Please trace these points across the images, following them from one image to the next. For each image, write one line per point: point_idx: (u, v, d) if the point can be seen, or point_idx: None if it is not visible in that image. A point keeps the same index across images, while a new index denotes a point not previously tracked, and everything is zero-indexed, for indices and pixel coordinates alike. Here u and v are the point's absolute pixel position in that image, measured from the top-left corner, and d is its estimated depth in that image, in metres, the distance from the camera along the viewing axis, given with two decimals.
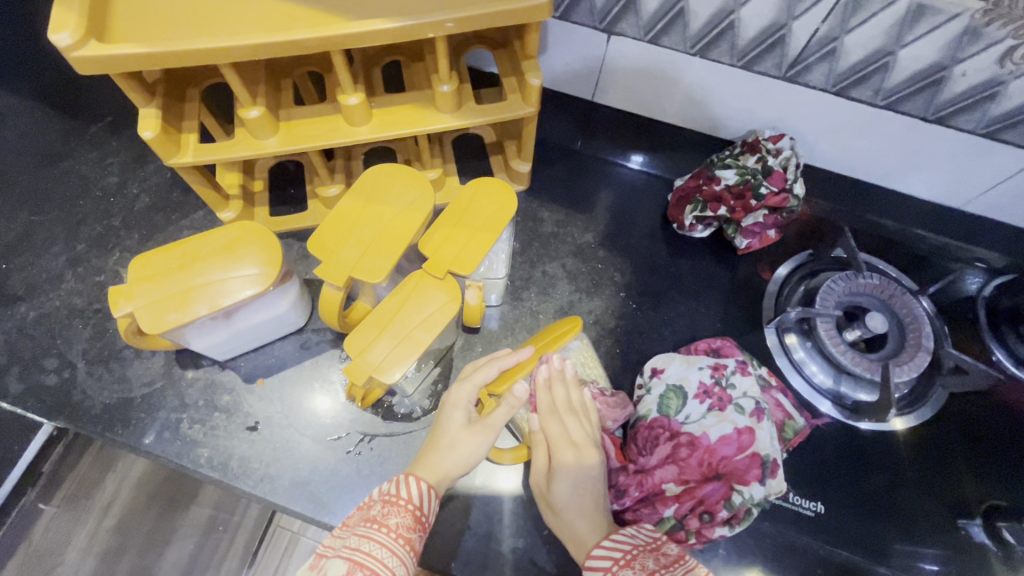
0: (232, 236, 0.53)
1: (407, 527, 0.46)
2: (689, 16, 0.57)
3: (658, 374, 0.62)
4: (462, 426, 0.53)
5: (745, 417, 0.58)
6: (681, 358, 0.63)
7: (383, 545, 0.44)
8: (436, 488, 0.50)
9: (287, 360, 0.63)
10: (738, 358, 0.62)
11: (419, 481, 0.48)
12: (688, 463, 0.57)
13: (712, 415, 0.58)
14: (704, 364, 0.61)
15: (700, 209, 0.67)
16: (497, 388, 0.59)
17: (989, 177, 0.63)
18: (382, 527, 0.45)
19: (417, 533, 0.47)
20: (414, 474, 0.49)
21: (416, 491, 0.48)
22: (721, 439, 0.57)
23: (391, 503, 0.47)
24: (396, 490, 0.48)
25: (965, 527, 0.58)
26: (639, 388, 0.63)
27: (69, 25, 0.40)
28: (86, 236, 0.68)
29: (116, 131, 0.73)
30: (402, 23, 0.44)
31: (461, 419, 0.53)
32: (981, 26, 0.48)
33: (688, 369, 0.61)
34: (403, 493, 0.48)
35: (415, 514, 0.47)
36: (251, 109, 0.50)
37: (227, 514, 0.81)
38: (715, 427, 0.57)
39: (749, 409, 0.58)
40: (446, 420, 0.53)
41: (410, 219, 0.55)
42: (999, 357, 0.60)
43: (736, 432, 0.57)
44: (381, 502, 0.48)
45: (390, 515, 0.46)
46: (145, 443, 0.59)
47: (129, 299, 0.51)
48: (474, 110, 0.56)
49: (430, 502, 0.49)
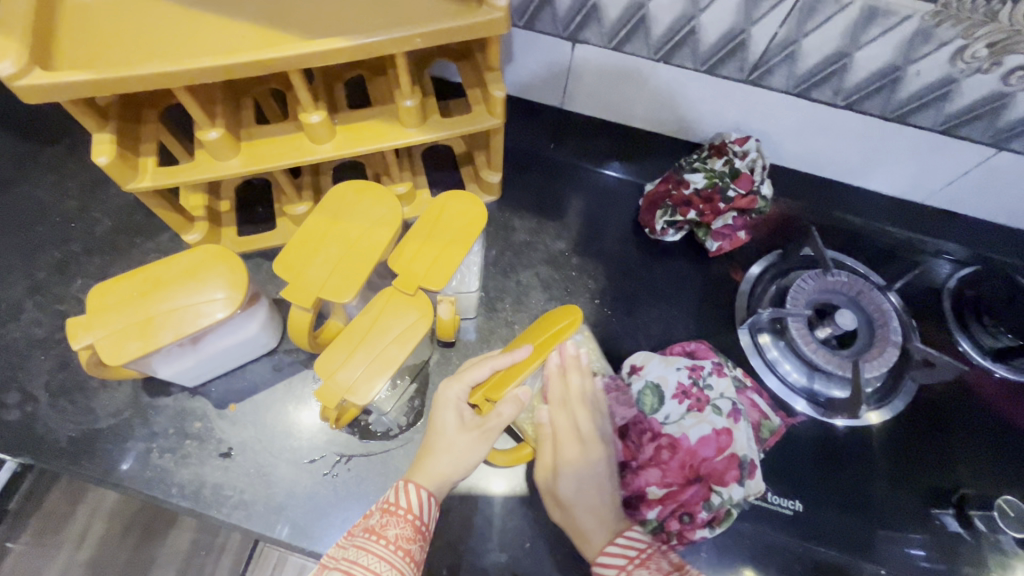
0: (194, 261, 0.52)
1: (406, 537, 0.47)
2: (651, 23, 0.57)
3: (637, 371, 0.62)
4: (456, 429, 0.52)
5: (722, 418, 0.58)
6: (660, 357, 0.62)
7: (383, 558, 0.45)
8: (435, 493, 0.49)
9: (259, 383, 0.62)
10: (715, 360, 0.62)
11: (418, 488, 0.48)
12: (670, 465, 0.57)
13: (690, 416, 0.58)
14: (681, 365, 0.61)
15: (670, 213, 0.67)
16: (494, 394, 0.54)
17: (948, 172, 0.64)
18: (382, 539, 0.46)
19: (417, 544, 0.47)
20: (414, 482, 0.49)
21: (416, 500, 0.48)
22: (701, 441, 0.57)
23: (389, 513, 0.47)
24: (395, 499, 0.48)
25: (938, 517, 0.59)
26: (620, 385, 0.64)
27: (11, 52, 0.39)
28: (46, 263, 0.66)
29: (75, 153, 0.72)
30: (360, 41, 0.43)
31: (454, 420, 0.52)
32: (932, 28, 0.49)
33: (667, 369, 0.61)
34: (402, 502, 0.48)
35: (413, 524, 0.47)
36: (210, 130, 0.49)
37: (209, 537, 0.77)
38: (694, 428, 0.58)
39: (726, 410, 0.59)
40: (439, 422, 0.52)
41: (377, 235, 0.55)
42: (965, 348, 0.63)
43: (714, 433, 0.57)
44: (380, 511, 0.48)
45: (388, 526, 0.46)
46: (114, 474, 0.57)
47: (88, 329, 0.49)
48: (439, 122, 0.55)
49: (430, 510, 0.49)
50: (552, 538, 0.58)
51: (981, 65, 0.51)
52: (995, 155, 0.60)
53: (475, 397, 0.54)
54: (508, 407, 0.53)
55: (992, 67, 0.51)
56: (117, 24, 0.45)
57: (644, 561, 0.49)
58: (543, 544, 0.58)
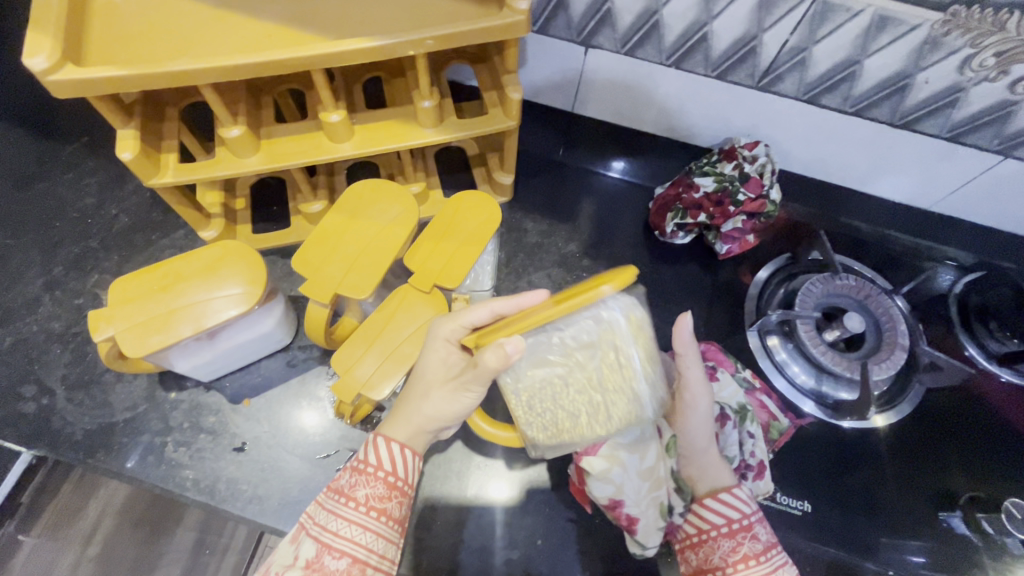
0: (215, 256, 0.53)
1: (379, 496, 0.46)
2: (664, 30, 0.58)
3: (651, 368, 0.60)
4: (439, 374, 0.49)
5: (710, 422, 0.58)
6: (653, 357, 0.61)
7: (353, 522, 0.44)
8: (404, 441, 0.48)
9: (274, 379, 0.62)
10: (708, 363, 0.62)
11: (387, 441, 0.47)
12: None
13: None
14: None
15: (680, 216, 0.68)
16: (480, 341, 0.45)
17: (954, 180, 0.65)
18: (351, 501, 0.45)
19: (392, 501, 0.46)
20: (384, 435, 0.48)
21: (385, 454, 0.47)
22: None
23: (359, 473, 0.46)
24: (364, 457, 0.47)
25: (945, 519, 0.59)
26: None
27: (44, 49, 0.40)
28: (64, 258, 0.67)
29: (93, 151, 0.72)
30: (382, 42, 0.44)
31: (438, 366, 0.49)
32: (941, 36, 0.50)
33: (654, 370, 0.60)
34: (371, 459, 0.47)
35: (386, 481, 0.46)
36: (232, 128, 0.50)
37: (214, 537, 0.77)
38: None
39: (715, 414, 0.58)
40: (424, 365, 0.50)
41: (394, 234, 0.56)
42: (971, 353, 0.63)
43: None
44: (351, 471, 0.47)
45: (358, 488, 0.46)
46: (129, 467, 0.58)
47: (109, 322, 0.50)
48: (456, 123, 0.56)
49: (405, 463, 0.47)
50: (562, 536, 0.59)
51: (988, 74, 0.52)
52: (1001, 163, 0.61)
53: (464, 339, 0.47)
54: (488, 357, 0.42)
55: (1000, 76, 0.52)
56: (146, 23, 0.46)
57: (760, 518, 0.50)
58: (554, 543, 0.58)
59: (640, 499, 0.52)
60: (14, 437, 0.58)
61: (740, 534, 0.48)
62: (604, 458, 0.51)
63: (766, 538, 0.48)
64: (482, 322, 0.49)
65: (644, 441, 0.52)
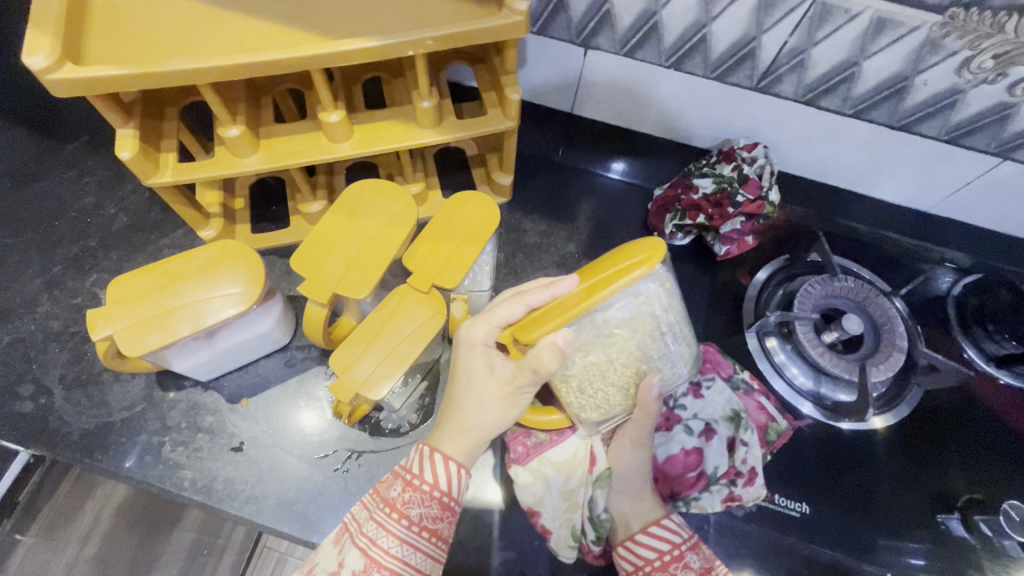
0: (214, 255, 0.53)
1: (431, 516, 0.47)
2: (663, 31, 0.58)
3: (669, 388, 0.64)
4: (487, 376, 0.49)
5: (694, 437, 0.62)
6: None
7: (403, 539, 0.46)
8: (456, 457, 0.48)
9: (272, 379, 0.62)
10: (691, 380, 0.64)
11: (444, 459, 0.48)
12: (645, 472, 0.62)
13: (660, 435, 0.62)
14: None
15: (679, 217, 0.68)
16: (527, 335, 0.46)
17: (952, 182, 0.65)
18: (403, 518, 0.46)
19: (442, 521, 0.47)
20: (441, 451, 0.48)
21: (441, 473, 0.48)
22: (669, 459, 0.61)
23: (413, 489, 0.47)
24: (420, 473, 0.48)
25: (944, 521, 0.59)
26: None
27: (43, 48, 0.40)
28: (62, 257, 0.67)
29: (93, 150, 0.72)
30: (381, 42, 0.44)
31: (484, 367, 0.50)
32: (940, 38, 0.50)
33: None
34: (427, 477, 0.48)
35: (439, 500, 0.48)
36: (231, 127, 0.50)
37: (211, 537, 0.77)
38: (664, 447, 0.62)
39: (698, 429, 0.62)
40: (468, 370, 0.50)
41: (392, 234, 0.56)
42: (970, 354, 0.63)
43: (681, 452, 0.61)
44: (403, 484, 0.48)
45: (411, 506, 0.47)
46: (126, 467, 0.58)
47: (108, 321, 0.50)
48: (455, 124, 0.56)
49: (457, 482, 0.48)
50: None
51: (987, 76, 0.52)
52: (1000, 165, 0.61)
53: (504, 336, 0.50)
54: (546, 355, 0.44)
55: (998, 78, 0.52)
56: (145, 22, 0.46)
57: (694, 546, 0.53)
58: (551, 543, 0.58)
59: (556, 515, 0.57)
60: (12, 435, 0.58)
61: (672, 565, 0.52)
62: (531, 470, 0.58)
63: (697, 566, 0.52)
64: (516, 317, 0.49)
65: (576, 461, 0.59)
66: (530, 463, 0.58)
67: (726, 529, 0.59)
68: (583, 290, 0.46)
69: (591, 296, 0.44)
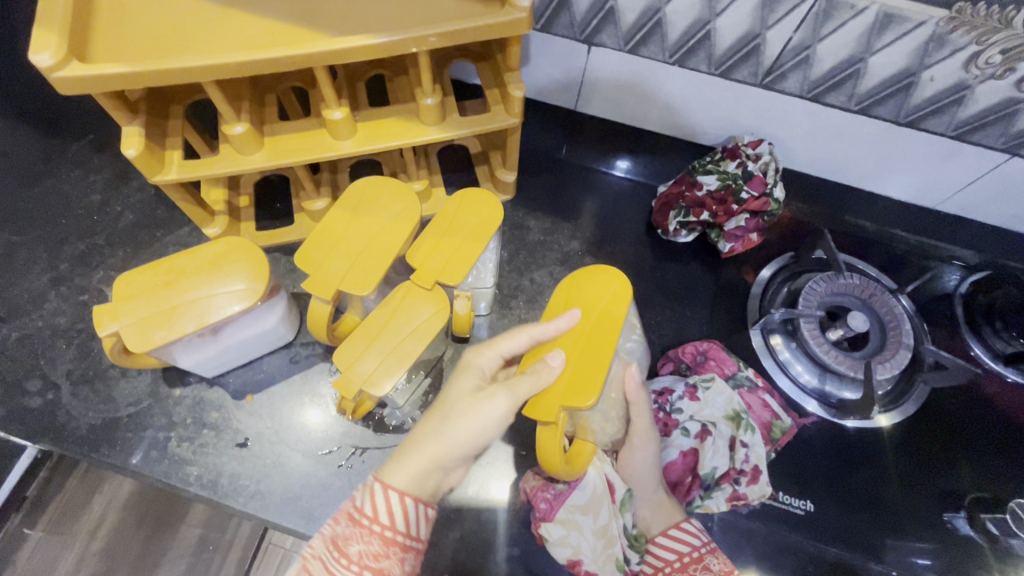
0: (218, 252, 0.53)
1: (374, 553, 0.43)
2: (667, 27, 0.58)
3: (665, 395, 0.63)
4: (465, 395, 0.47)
5: (690, 439, 0.61)
6: None
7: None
8: (408, 492, 0.44)
9: (276, 376, 0.63)
10: (688, 382, 0.63)
11: (386, 491, 0.43)
12: None
13: (659, 440, 0.62)
14: (650, 390, 0.64)
15: (683, 214, 0.68)
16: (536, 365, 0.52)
17: (959, 179, 0.65)
18: (344, 559, 0.42)
19: (385, 558, 0.43)
20: (384, 482, 0.44)
21: (382, 508, 0.43)
22: (669, 465, 0.61)
23: (355, 525, 0.43)
24: (361, 507, 0.44)
25: (950, 521, 0.59)
26: (659, 381, 0.64)
27: (49, 46, 0.40)
28: (69, 255, 0.67)
29: (99, 148, 0.73)
30: (385, 39, 0.44)
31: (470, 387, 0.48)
32: (946, 34, 0.50)
33: None
34: (368, 511, 0.43)
35: (382, 537, 0.43)
36: (235, 125, 0.51)
37: (217, 533, 0.78)
38: (663, 453, 0.62)
39: (694, 431, 0.61)
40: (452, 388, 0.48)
41: (396, 231, 0.56)
42: (977, 352, 0.63)
43: (680, 455, 0.61)
44: (346, 520, 0.44)
45: (350, 542, 0.43)
46: (133, 462, 0.58)
47: (114, 317, 0.50)
48: (458, 121, 0.56)
49: (405, 517, 0.44)
50: None
51: (995, 72, 0.52)
52: (1007, 162, 0.60)
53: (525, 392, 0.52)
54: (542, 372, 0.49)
55: (1006, 73, 0.52)
56: (151, 20, 0.46)
57: (712, 549, 0.56)
58: None
59: (597, 556, 0.55)
60: (20, 431, 0.59)
61: (692, 566, 0.56)
62: (560, 522, 0.54)
63: (717, 567, 0.55)
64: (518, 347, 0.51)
65: (598, 499, 0.55)
66: (558, 515, 0.54)
67: (730, 526, 0.59)
68: (589, 323, 0.54)
69: (603, 324, 0.54)
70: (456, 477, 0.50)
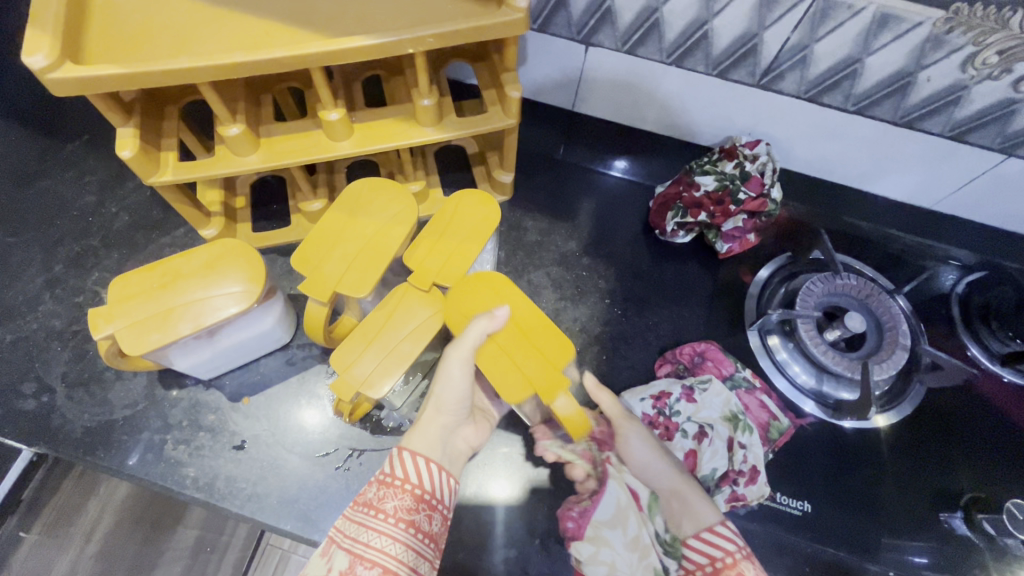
0: (213, 254, 0.53)
1: (406, 508, 0.46)
2: (664, 27, 0.58)
3: (664, 398, 0.62)
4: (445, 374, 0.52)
5: (689, 441, 0.60)
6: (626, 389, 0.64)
7: (382, 532, 0.45)
8: (432, 458, 0.49)
9: (272, 377, 0.63)
10: (685, 384, 0.63)
11: (415, 457, 0.48)
12: None
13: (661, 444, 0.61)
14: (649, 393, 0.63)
15: (680, 214, 0.68)
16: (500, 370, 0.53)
17: (956, 179, 0.65)
18: (380, 513, 0.45)
19: (419, 513, 0.47)
20: (408, 449, 0.49)
21: (412, 469, 0.48)
22: None
23: (387, 486, 0.47)
24: (391, 470, 0.48)
25: (947, 520, 0.59)
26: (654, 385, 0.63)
27: (43, 47, 0.40)
28: (64, 256, 0.67)
29: (94, 149, 0.73)
30: (381, 40, 0.44)
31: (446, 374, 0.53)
32: (943, 34, 0.50)
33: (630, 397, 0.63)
34: (398, 473, 0.48)
35: (413, 494, 0.47)
36: (230, 126, 0.50)
37: (214, 535, 0.78)
38: None
39: (693, 433, 0.61)
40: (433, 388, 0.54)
41: (393, 233, 0.55)
42: (974, 353, 0.63)
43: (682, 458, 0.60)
44: (378, 484, 0.47)
45: (386, 499, 0.46)
46: (128, 465, 0.58)
47: (109, 320, 0.50)
48: (455, 122, 0.56)
49: (432, 478, 0.48)
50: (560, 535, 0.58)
51: (992, 72, 0.52)
52: (1004, 162, 0.60)
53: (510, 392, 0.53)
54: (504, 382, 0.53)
55: (1003, 74, 0.52)
56: (146, 21, 0.46)
57: (748, 554, 0.50)
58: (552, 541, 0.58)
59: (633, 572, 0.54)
60: (14, 434, 0.58)
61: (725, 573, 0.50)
62: (589, 539, 0.55)
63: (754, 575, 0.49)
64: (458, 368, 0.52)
65: (622, 510, 0.56)
66: (585, 533, 0.55)
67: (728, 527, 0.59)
68: (490, 301, 0.56)
69: (498, 295, 0.56)
70: (469, 436, 0.56)
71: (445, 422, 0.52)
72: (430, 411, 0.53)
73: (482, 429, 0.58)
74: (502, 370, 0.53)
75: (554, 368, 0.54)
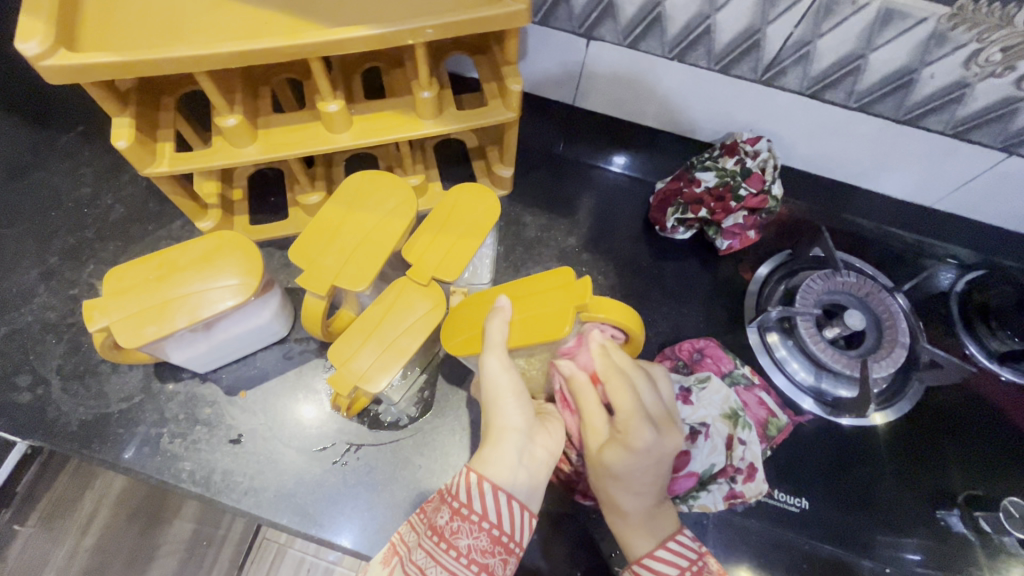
0: (210, 246, 0.53)
1: (481, 549, 0.42)
2: (666, 22, 0.57)
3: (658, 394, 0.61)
4: (498, 372, 0.47)
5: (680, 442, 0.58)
6: None
7: (452, 571, 0.41)
8: (516, 496, 0.43)
9: (270, 371, 0.62)
10: (682, 385, 0.61)
11: (494, 490, 0.42)
12: None
13: None
14: None
15: (681, 211, 0.67)
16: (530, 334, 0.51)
17: (959, 176, 0.65)
18: (452, 550, 0.41)
19: (494, 557, 0.42)
20: (489, 480, 0.42)
21: (491, 504, 0.42)
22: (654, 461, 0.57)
23: (462, 518, 0.42)
24: (469, 503, 0.42)
25: (944, 518, 0.59)
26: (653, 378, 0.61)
27: (37, 34, 0.39)
28: (59, 249, 0.66)
29: (89, 140, 0.72)
30: (381, 31, 0.44)
31: (496, 365, 0.47)
32: (947, 31, 0.50)
33: None
34: (476, 507, 0.42)
35: (491, 533, 0.42)
36: (228, 117, 0.50)
37: (211, 528, 0.78)
38: None
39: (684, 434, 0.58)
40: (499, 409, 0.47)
41: (391, 226, 0.55)
42: (972, 351, 0.63)
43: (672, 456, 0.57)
44: (450, 512, 0.42)
45: (460, 535, 0.42)
46: (124, 459, 0.57)
47: (104, 312, 0.50)
48: (455, 115, 0.56)
49: (513, 518, 0.43)
50: (556, 528, 0.58)
51: (995, 70, 0.52)
52: (1005, 160, 0.60)
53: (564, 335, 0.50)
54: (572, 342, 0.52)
55: (1006, 71, 0.52)
56: (142, 9, 0.45)
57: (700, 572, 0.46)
58: (551, 535, 0.58)
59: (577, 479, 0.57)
60: (7, 426, 0.58)
61: None
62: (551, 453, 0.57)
63: None
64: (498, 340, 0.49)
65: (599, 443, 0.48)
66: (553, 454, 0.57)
67: (725, 523, 0.59)
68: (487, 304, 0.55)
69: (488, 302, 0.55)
70: (547, 440, 0.48)
71: (517, 426, 0.46)
72: (496, 418, 0.46)
73: (556, 427, 0.50)
74: (536, 321, 0.52)
75: (564, 287, 0.53)
